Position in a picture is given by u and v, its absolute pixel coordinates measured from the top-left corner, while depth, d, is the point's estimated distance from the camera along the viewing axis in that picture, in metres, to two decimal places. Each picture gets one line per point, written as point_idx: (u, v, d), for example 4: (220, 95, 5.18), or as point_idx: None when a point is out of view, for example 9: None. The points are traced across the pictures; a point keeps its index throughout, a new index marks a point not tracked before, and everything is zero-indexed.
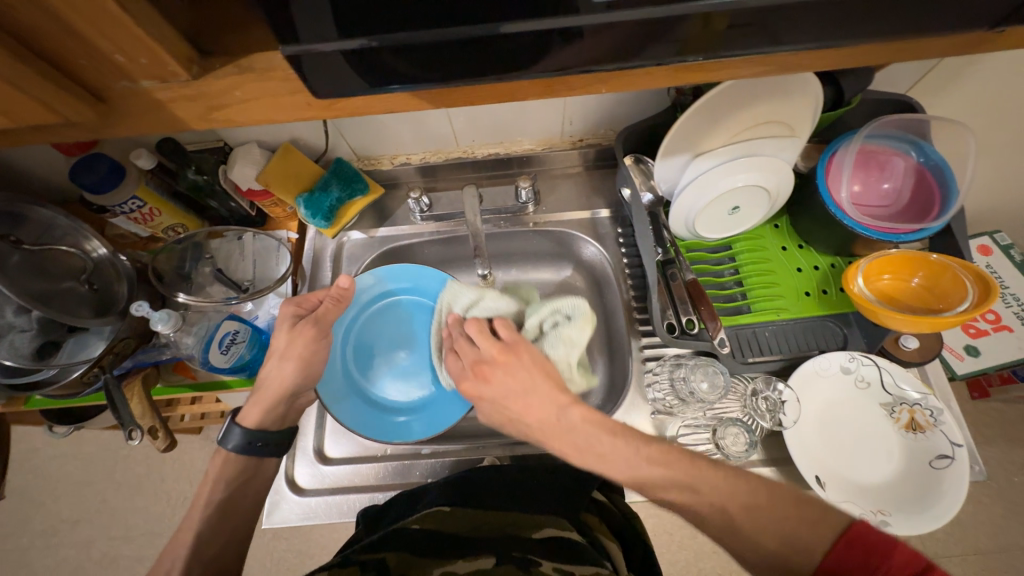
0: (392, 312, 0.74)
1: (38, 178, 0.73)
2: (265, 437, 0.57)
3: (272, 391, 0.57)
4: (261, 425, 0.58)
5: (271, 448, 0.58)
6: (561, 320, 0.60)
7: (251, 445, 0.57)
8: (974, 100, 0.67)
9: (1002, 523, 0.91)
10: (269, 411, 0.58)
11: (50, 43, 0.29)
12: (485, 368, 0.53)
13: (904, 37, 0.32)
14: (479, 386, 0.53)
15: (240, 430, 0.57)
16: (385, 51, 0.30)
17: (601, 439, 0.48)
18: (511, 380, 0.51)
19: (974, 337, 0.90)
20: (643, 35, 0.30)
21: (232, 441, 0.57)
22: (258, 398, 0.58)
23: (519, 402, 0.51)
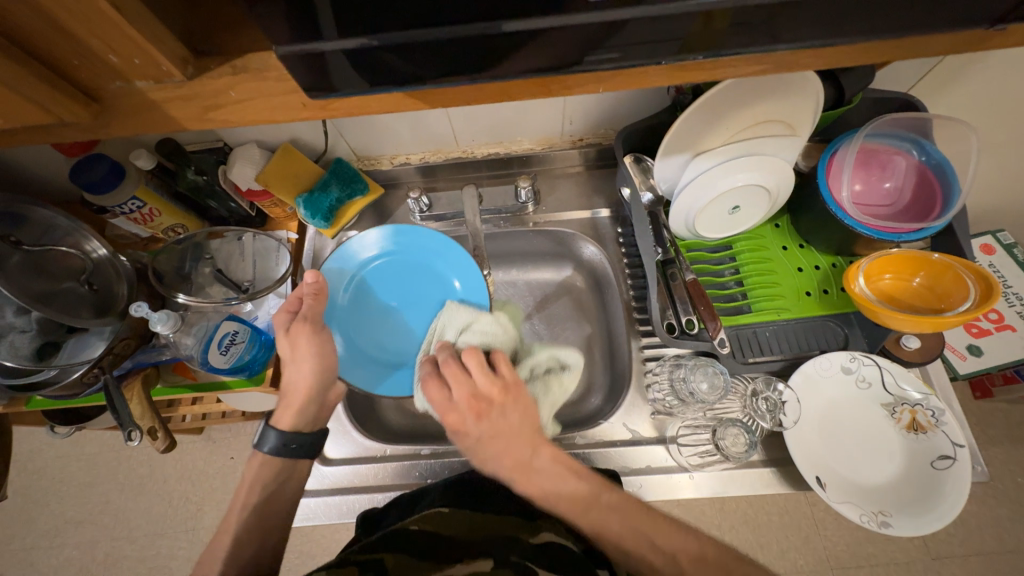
0: (385, 272, 0.72)
1: (39, 179, 0.73)
2: (301, 439, 0.58)
3: (299, 394, 0.58)
4: (296, 427, 0.58)
5: (308, 449, 0.58)
6: (556, 367, 0.63)
7: (289, 447, 0.57)
8: (977, 98, 0.66)
9: (1006, 523, 0.91)
10: (302, 412, 0.59)
11: (43, 43, 0.29)
12: (479, 408, 0.54)
13: (905, 33, 0.31)
14: (466, 421, 0.54)
15: (275, 432, 0.57)
16: (380, 50, 0.29)
17: (569, 479, 0.52)
18: (502, 417, 0.54)
19: (977, 337, 0.90)
20: (641, 33, 0.30)
21: (267, 444, 0.57)
22: (288, 399, 0.59)
23: (500, 445, 0.53)
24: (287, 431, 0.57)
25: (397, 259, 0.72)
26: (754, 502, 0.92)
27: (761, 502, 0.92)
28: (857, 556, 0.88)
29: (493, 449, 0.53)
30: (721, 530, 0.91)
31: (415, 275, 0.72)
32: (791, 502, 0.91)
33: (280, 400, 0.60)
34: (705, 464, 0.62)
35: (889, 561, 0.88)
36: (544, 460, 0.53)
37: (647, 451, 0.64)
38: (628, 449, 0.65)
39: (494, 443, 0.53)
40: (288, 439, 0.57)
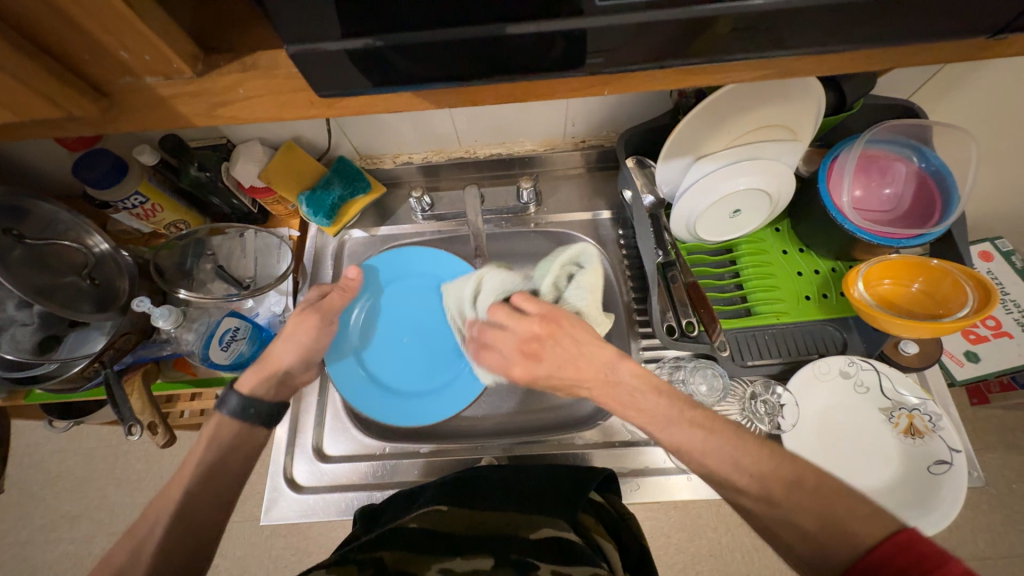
0: (388, 304, 0.72)
1: (42, 173, 0.73)
2: (261, 407, 0.56)
3: (271, 363, 0.59)
4: (256, 395, 0.57)
5: (265, 418, 0.57)
6: (574, 270, 0.63)
7: (244, 412, 0.55)
8: (977, 106, 0.67)
9: (1000, 529, 0.91)
10: (272, 385, 0.58)
11: (54, 38, 0.29)
12: (528, 347, 0.55)
13: (908, 39, 0.31)
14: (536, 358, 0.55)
15: (236, 395, 0.56)
16: (388, 50, 0.30)
17: (646, 397, 0.51)
18: (558, 347, 0.55)
19: (974, 343, 0.90)
20: (644, 37, 0.30)
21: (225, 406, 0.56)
22: (262, 366, 0.59)
23: (574, 369, 0.54)
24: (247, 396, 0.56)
25: (397, 291, 0.72)
26: None
27: None
28: None
29: (570, 377, 0.54)
30: (717, 532, 0.92)
31: (420, 302, 0.73)
32: None
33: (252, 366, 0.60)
34: None
35: None
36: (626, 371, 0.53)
37: (646, 453, 0.65)
38: (628, 450, 0.65)
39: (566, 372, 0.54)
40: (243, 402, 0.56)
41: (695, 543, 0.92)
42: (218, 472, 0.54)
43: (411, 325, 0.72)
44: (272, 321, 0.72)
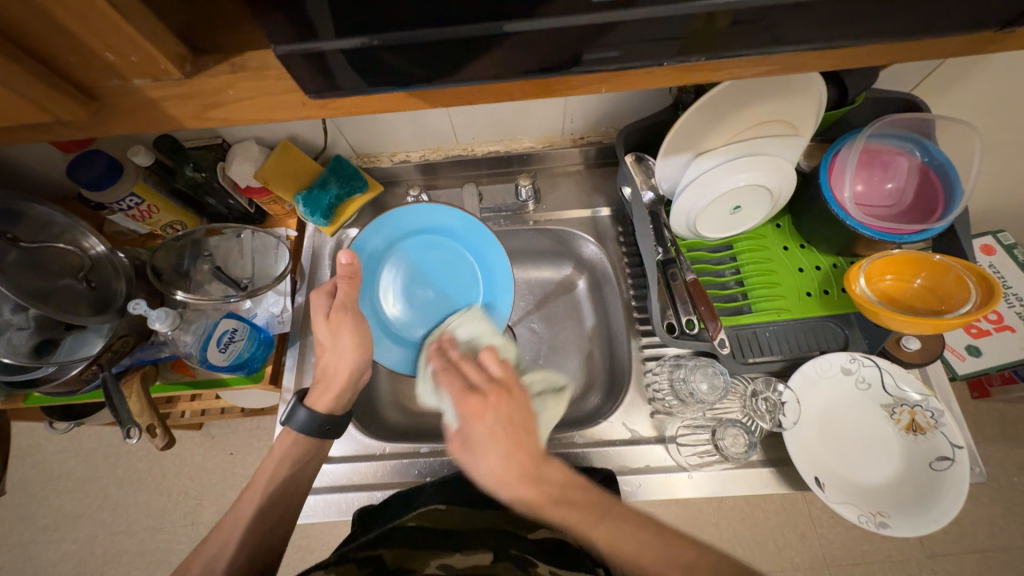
0: (396, 272, 0.72)
1: (36, 174, 0.73)
2: (331, 422, 0.58)
3: (339, 377, 0.60)
4: (328, 410, 0.60)
5: (337, 431, 0.59)
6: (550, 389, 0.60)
7: (320, 428, 0.58)
8: (981, 99, 0.66)
9: (1001, 522, 0.91)
10: (339, 398, 0.60)
11: (40, 41, 0.28)
12: (487, 394, 0.54)
13: (912, 34, 0.31)
14: (484, 406, 0.53)
15: (305, 411, 0.58)
16: (383, 49, 0.29)
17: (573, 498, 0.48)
18: (501, 407, 0.53)
19: (976, 337, 0.90)
20: (643, 34, 0.30)
21: (297, 423, 0.58)
22: (325, 381, 0.61)
23: (497, 445, 0.50)
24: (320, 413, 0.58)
25: (398, 257, 0.72)
26: (750, 500, 0.92)
27: (757, 500, 0.92)
28: (852, 554, 0.89)
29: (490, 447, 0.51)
30: (719, 527, 0.92)
31: (426, 261, 0.73)
32: (787, 499, 0.92)
33: (315, 383, 0.61)
34: (704, 464, 0.62)
35: (885, 559, 0.89)
36: (557, 469, 0.50)
37: (646, 450, 0.65)
38: (628, 448, 0.65)
39: (487, 443, 0.51)
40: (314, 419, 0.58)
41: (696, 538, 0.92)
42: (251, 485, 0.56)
43: (427, 285, 0.72)
44: (271, 322, 0.72)
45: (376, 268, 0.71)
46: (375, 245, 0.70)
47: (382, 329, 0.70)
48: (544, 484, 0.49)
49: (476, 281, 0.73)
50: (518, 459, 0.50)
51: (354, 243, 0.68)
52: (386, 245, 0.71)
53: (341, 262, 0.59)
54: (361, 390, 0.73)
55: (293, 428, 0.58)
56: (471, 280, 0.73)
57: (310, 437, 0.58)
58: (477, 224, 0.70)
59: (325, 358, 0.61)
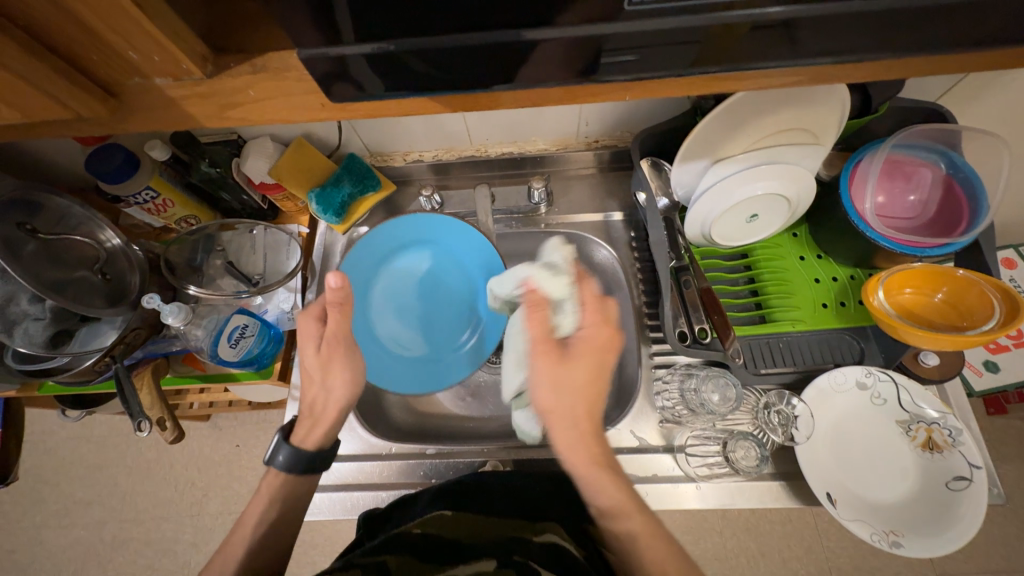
0: (387, 292, 0.73)
1: (54, 166, 0.74)
2: (315, 457, 0.56)
3: (326, 414, 0.57)
4: (312, 448, 0.56)
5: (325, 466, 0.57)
6: None
7: (308, 467, 0.56)
8: (1008, 110, 0.64)
9: (1015, 542, 0.89)
10: (327, 434, 0.57)
11: (64, 40, 0.29)
12: (609, 339, 0.51)
13: (949, 47, 0.30)
14: (601, 342, 0.50)
15: (291, 448, 0.56)
16: (404, 54, 0.29)
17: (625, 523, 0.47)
18: (612, 356, 0.51)
19: (994, 353, 0.87)
20: (667, 42, 0.29)
21: (282, 460, 0.55)
22: (314, 415, 0.58)
23: (585, 391, 0.49)
24: (307, 452, 0.55)
25: (388, 277, 0.73)
26: (756, 510, 0.91)
27: (763, 511, 0.91)
28: (859, 569, 0.88)
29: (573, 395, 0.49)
30: (723, 537, 0.91)
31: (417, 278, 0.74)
32: (794, 511, 0.90)
33: (302, 415, 0.59)
34: (713, 476, 0.61)
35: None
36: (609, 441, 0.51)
37: (654, 459, 0.64)
38: (635, 456, 0.64)
39: (583, 386, 0.49)
40: (300, 456, 0.55)
41: (700, 547, 0.91)
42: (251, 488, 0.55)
43: (418, 301, 0.73)
44: (281, 319, 0.72)
45: (366, 289, 0.71)
46: (364, 264, 0.71)
47: (374, 345, 0.68)
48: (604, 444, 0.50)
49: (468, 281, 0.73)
50: (592, 412, 0.50)
51: (344, 262, 0.70)
52: (376, 265, 0.72)
53: (330, 285, 0.53)
54: (367, 390, 0.73)
55: (276, 468, 0.56)
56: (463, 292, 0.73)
57: (299, 474, 0.56)
58: (439, 216, 0.71)
59: (311, 393, 0.58)
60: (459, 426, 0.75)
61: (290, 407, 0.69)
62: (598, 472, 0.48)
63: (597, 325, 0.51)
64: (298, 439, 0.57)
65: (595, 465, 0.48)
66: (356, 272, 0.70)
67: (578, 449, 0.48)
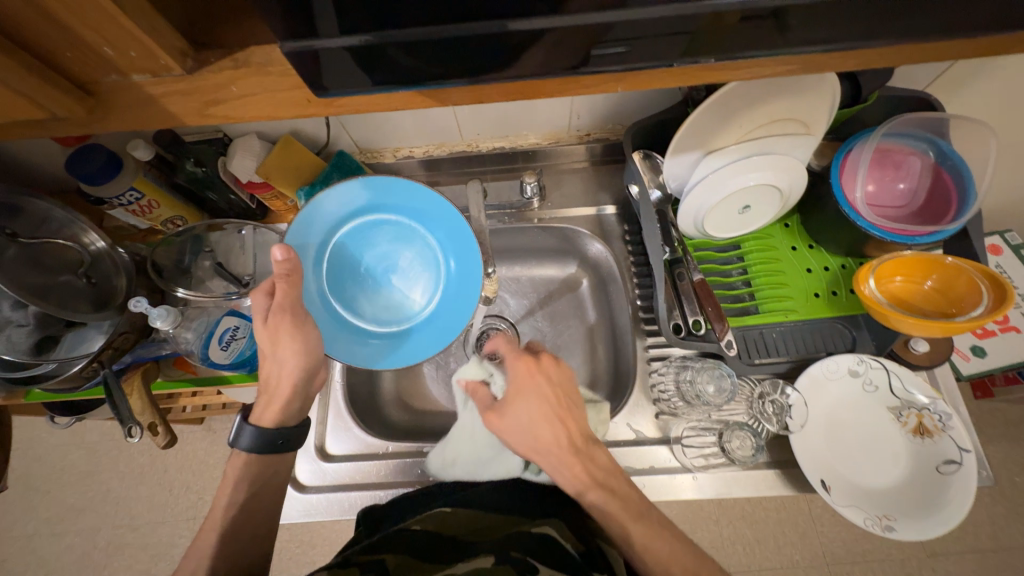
0: (347, 257, 0.64)
1: (34, 168, 0.72)
2: (281, 434, 0.56)
3: (282, 387, 0.56)
4: (277, 422, 0.56)
5: (292, 444, 0.57)
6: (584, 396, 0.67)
7: (273, 443, 0.55)
8: (994, 97, 0.65)
9: (1002, 521, 0.91)
10: (286, 407, 0.56)
11: (35, 35, 0.27)
12: (528, 363, 0.58)
13: (937, 34, 0.30)
14: (529, 381, 0.56)
15: (255, 428, 0.55)
16: (389, 47, 0.28)
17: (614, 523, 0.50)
18: (551, 389, 0.56)
19: (981, 338, 0.89)
20: (656, 32, 0.29)
21: (247, 441, 0.55)
22: (269, 392, 0.56)
23: (540, 421, 0.54)
24: (269, 429, 0.55)
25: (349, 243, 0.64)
26: (751, 498, 0.93)
27: (759, 498, 0.92)
28: (852, 552, 0.89)
29: (543, 434, 0.54)
30: (719, 525, 0.92)
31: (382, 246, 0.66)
32: (788, 498, 0.92)
33: (259, 392, 0.57)
34: (709, 466, 0.62)
35: (884, 558, 0.89)
36: (602, 453, 0.55)
37: (651, 452, 0.64)
38: (632, 448, 0.65)
39: (534, 414, 0.55)
40: (264, 436, 0.55)
41: (697, 536, 0.92)
42: (246, 491, 0.55)
43: (383, 267, 0.65)
44: None
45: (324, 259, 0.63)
46: (320, 227, 0.62)
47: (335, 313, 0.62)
48: (591, 462, 0.53)
49: (433, 248, 0.66)
50: (562, 437, 0.54)
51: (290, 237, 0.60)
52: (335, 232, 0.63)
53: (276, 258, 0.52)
54: (364, 388, 0.73)
55: (240, 448, 0.55)
56: (431, 257, 0.66)
57: (264, 454, 0.55)
58: (395, 179, 0.61)
59: (264, 366, 0.56)
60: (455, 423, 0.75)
61: None
62: (578, 468, 0.53)
63: (514, 365, 0.58)
64: (257, 417, 0.56)
65: (589, 478, 0.52)
66: (310, 239, 0.61)
67: (563, 471, 0.53)
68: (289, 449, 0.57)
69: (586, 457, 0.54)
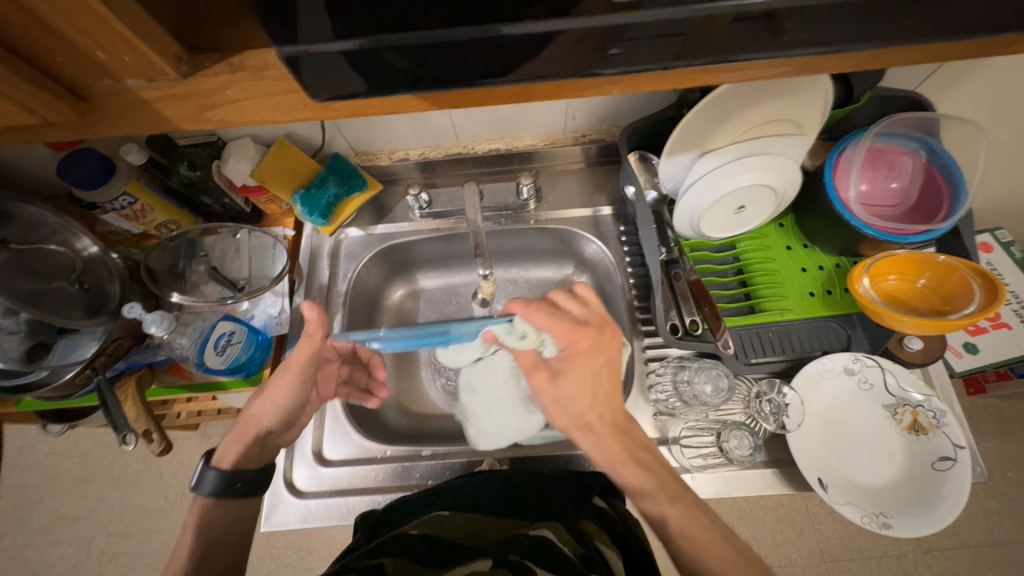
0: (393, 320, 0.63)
1: (25, 173, 0.71)
2: (243, 480, 0.55)
3: (250, 429, 0.58)
4: (237, 465, 0.57)
5: (252, 490, 0.56)
6: None
7: (230, 488, 0.55)
8: (983, 97, 0.66)
9: (997, 516, 0.92)
10: (247, 451, 0.58)
11: (26, 41, 0.27)
12: (592, 337, 0.54)
13: (926, 38, 0.30)
14: (597, 345, 0.54)
15: (215, 472, 0.55)
16: (385, 51, 0.28)
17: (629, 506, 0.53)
18: (604, 360, 0.55)
19: (973, 335, 0.90)
20: (651, 34, 0.29)
21: (207, 487, 0.55)
22: (241, 431, 0.58)
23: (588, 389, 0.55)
24: (225, 470, 0.55)
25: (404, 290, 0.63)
26: (749, 497, 0.93)
27: (757, 497, 0.93)
28: (850, 549, 0.90)
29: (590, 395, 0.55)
30: None
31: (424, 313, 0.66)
32: (785, 496, 0.92)
33: (229, 432, 0.59)
34: (708, 466, 0.62)
35: (882, 555, 0.89)
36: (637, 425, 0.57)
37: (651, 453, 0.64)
38: None
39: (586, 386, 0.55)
40: (222, 478, 0.55)
41: None
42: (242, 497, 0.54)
43: None
44: (269, 324, 0.71)
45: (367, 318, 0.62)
46: None
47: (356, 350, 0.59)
48: (628, 438, 0.55)
49: None
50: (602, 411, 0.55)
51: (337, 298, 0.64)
52: None
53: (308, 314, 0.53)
54: (361, 392, 0.72)
55: (201, 489, 0.55)
56: None
57: (220, 499, 0.55)
58: None
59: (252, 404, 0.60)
60: (454, 425, 0.75)
61: None
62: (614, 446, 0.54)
63: (572, 338, 0.54)
64: (222, 457, 0.58)
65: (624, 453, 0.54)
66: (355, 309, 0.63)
67: (600, 447, 0.54)
68: (247, 493, 0.56)
69: (625, 432, 0.55)
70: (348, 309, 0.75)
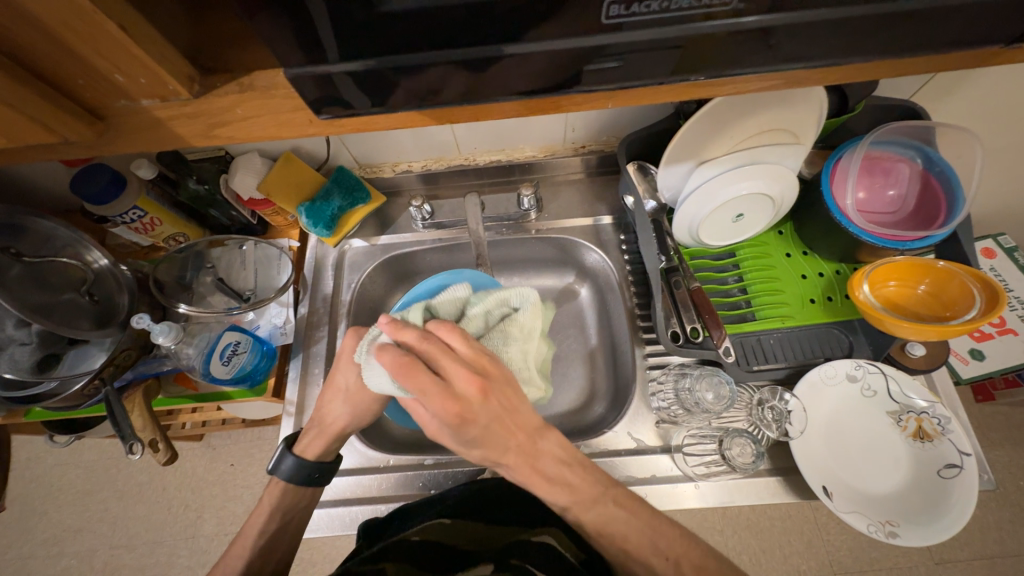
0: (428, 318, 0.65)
1: (37, 188, 0.73)
2: (320, 468, 0.57)
3: (331, 429, 0.57)
4: (318, 458, 0.58)
5: (325, 479, 0.58)
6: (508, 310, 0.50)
7: (308, 477, 0.57)
8: (978, 106, 0.66)
9: (1009, 527, 0.90)
10: (328, 446, 0.58)
11: (49, 65, 0.29)
12: (463, 405, 0.41)
13: (911, 52, 0.31)
14: (473, 408, 0.41)
15: (295, 459, 0.57)
16: (390, 71, 0.29)
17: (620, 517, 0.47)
18: (496, 404, 0.42)
19: (979, 341, 0.89)
20: (646, 52, 0.30)
21: (286, 470, 0.57)
22: (322, 426, 0.57)
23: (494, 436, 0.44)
24: (308, 462, 0.56)
25: None
26: (755, 507, 0.92)
27: (762, 507, 0.92)
28: (860, 561, 0.88)
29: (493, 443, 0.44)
30: (724, 535, 0.91)
31: None
32: (793, 507, 0.91)
33: (311, 426, 0.58)
34: (711, 474, 0.61)
35: (893, 567, 0.88)
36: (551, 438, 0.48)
37: (651, 461, 0.64)
38: (631, 459, 0.64)
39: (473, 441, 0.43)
40: (301, 467, 0.56)
41: None
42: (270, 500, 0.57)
43: None
44: (273, 334, 0.72)
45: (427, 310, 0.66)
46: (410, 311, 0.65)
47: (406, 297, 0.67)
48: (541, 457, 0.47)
49: None
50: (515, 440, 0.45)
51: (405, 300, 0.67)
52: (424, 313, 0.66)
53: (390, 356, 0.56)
54: None
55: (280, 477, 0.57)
56: None
57: (299, 485, 0.57)
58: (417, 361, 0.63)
59: (321, 405, 0.58)
60: None
61: (285, 422, 0.68)
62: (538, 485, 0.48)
63: (442, 404, 0.40)
64: (301, 448, 0.58)
65: (538, 473, 0.47)
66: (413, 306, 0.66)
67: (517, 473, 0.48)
68: (319, 484, 0.58)
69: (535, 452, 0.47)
70: (352, 318, 0.77)
